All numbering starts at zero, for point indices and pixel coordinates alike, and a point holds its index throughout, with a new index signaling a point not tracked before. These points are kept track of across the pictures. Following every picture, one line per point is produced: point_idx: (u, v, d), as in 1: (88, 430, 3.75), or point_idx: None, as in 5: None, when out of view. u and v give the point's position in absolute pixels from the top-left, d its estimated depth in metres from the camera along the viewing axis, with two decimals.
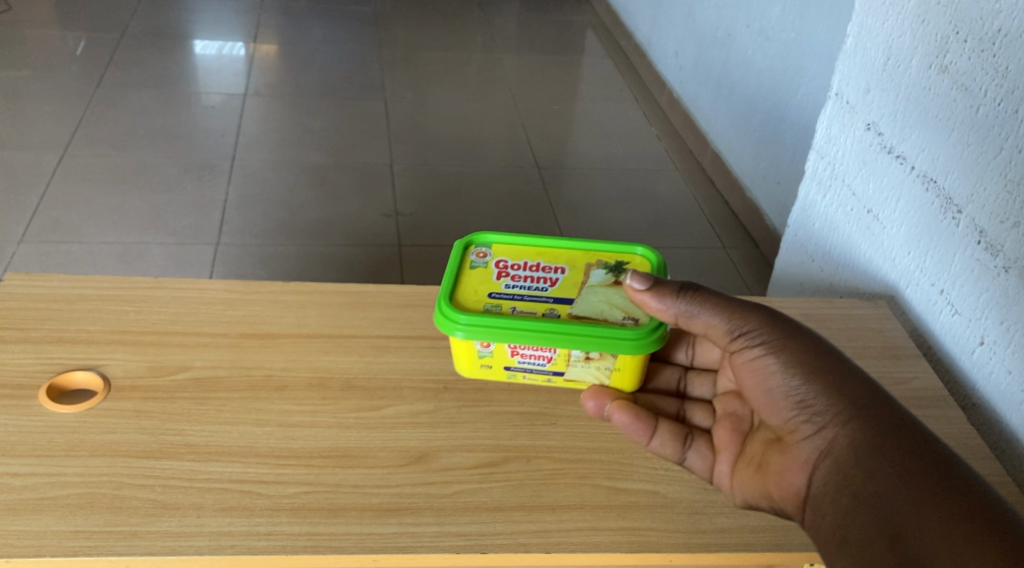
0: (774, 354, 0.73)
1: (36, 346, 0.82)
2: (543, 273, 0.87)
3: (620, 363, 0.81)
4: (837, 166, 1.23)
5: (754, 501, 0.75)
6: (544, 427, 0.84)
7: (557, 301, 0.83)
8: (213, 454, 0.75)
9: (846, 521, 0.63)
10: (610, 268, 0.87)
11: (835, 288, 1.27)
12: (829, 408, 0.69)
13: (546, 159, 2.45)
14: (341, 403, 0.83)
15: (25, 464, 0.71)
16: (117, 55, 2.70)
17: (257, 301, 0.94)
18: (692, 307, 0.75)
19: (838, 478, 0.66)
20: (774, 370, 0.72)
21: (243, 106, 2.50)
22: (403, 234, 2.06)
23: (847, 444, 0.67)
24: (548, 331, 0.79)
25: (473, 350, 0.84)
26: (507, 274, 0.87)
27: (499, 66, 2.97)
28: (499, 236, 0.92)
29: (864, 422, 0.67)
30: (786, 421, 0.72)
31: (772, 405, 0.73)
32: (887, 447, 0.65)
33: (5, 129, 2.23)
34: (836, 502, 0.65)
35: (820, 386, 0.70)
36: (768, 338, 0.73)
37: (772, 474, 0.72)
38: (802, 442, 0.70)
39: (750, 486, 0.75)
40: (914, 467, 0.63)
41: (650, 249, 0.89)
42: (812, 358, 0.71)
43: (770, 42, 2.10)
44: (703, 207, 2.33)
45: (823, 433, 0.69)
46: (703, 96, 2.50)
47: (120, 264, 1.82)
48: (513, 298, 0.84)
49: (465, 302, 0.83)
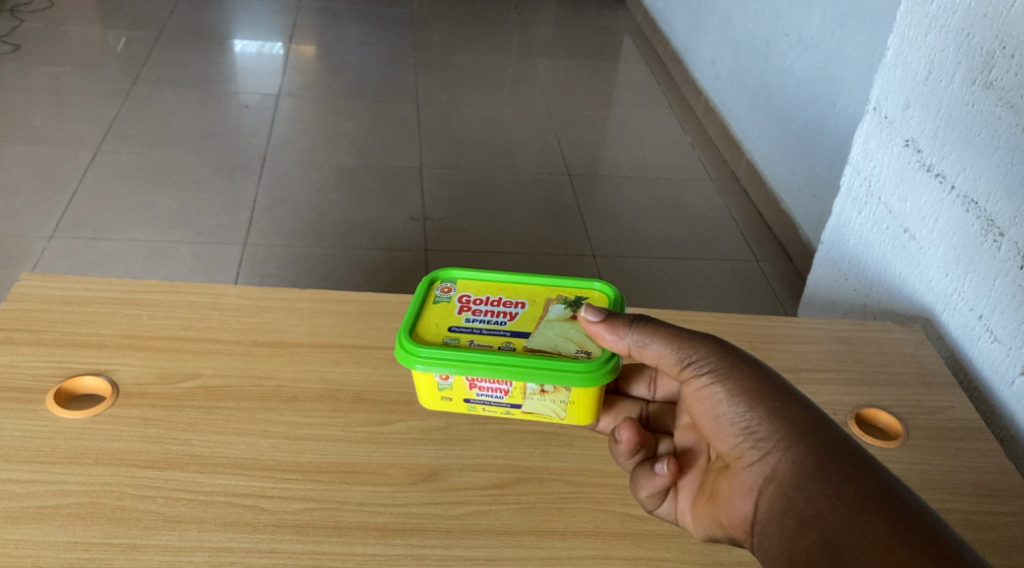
0: (721, 381, 0.68)
1: (47, 349, 0.81)
2: (502, 307, 0.81)
3: (575, 397, 0.75)
4: (874, 182, 1.19)
5: (710, 532, 0.70)
6: (558, 448, 0.82)
7: (514, 334, 0.77)
8: (218, 466, 0.74)
9: (791, 544, 0.60)
10: (569, 303, 0.81)
11: (868, 309, 1.22)
12: (773, 433, 0.65)
13: (577, 166, 2.42)
14: (350, 417, 0.81)
15: (27, 470, 0.70)
16: (154, 53, 2.73)
17: (270, 308, 0.92)
18: (642, 337, 0.71)
19: (781, 501, 0.62)
20: (721, 398, 0.68)
21: (277, 107, 2.50)
22: (431, 238, 2.04)
23: (789, 467, 0.63)
24: (501, 362, 0.73)
25: (432, 382, 0.78)
26: (467, 309, 0.80)
27: (533, 71, 2.95)
28: (463, 272, 0.86)
29: (806, 445, 0.63)
30: (731, 447, 0.68)
31: (717, 432, 0.69)
32: (825, 468, 0.61)
33: (42, 125, 2.26)
34: (783, 524, 0.61)
35: (764, 411, 0.66)
36: (714, 364, 0.69)
37: (718, 500, 0.68)
38: (747, 468, 0.66)
39: (705, 517, 0.70)
40: (857, 490, 0.59)
41: (609, 284, 0.83)
42: (756, 384, 0.67)
43: (809, 52, 2.05)
44: (736, 218, 2.29)
45: (767, 459, 0.65)
46: (740, 105, 2.45)
47: (148, 263, 1.83)
48: (471, 332, 0.77)
49: (422, 334, 0.77)
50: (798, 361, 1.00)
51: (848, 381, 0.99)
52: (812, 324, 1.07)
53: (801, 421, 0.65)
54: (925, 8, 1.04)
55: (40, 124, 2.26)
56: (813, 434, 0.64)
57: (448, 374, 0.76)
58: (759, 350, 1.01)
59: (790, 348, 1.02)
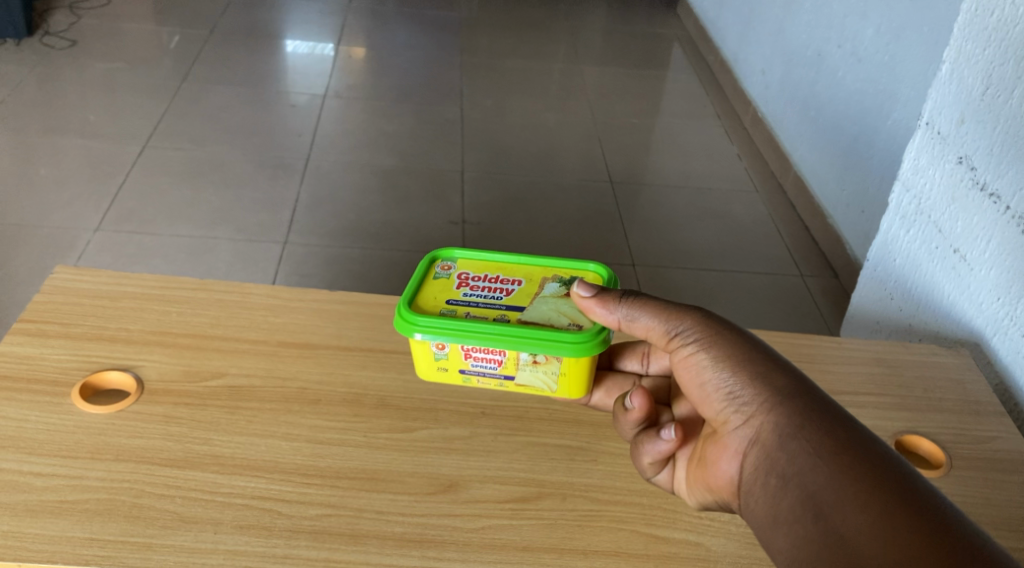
0: (706, 350, 0.69)
1: (75, 343, 0.81)
2: (499, 284, 0.82)
3: (566, 368, 0.76)
4: (924, 201, 1.14)
5: (703, 499, 0.71)
6: (583, 463, 0.80)
7: (508, 308, 0.78)
8: (239, 467, 0.73)
9: (776, 502, 0.61)
10: (564, 281, 0.82)
11: (913, 330, 1.18)
12: (756, 396, 0.65)
13: (620, 174, 2.39)
14: (372, 423, 0.80)
15: (49, 464, 0.70)
16: (206, 51, 2.77)
17: (298, 308, 0.92)
18: (632, 310, 0.72)
19: (764, 461, 0.63)
20: (707, 366, 0.68)
21: (323, 107, 2.52)
22: (468, 242, 2.03)
23: (771, 428, 0.63)
24: (497, 331, 0.74)
25: (429, 353, 0.78)
26: (465, 285, 0.82)
27: (580, 77, 2.93)
28: (463, 251, 0.86)
29: (788, 406, 0.63)
30: (716, 412, 0.68)
31: (704, 398, 0.69)
32: (806, 428, 0.62)
33: (94, 119, 2.31)
34: (766, 483, 0.62)
35: (748, 376, 0.66)
36: (701, 332, 0.69)
37: (708, 465, 0.69)
38: (733, 432, 0.66)
39: (696, 483, 0.70)
40: (839, 449, 0.59)
41: (603, 265, 0.83)
42: (741, 351, 0.68)
43: (862, 65, 2.00)
44: (781, 231, 2.23)
45: (751, 423, 0.65)
46: (789, 117, 2.40)
47: (189, 259, 1.85)
48: (468, 305, 0.79)
49: (422, 307, 0.78)
50: (836, 383, 0.97)
51: (889, 406, 0.95)
52: (854, 344, 1.03)
53: (784, 384, 0.65)
54: (984, 21, 1.00)
55: (92, 118, 2.31)
56: (796, 396, 0.64)
57: (444, 344, 0.77)
58: None
59: (829, 369, 0.98)
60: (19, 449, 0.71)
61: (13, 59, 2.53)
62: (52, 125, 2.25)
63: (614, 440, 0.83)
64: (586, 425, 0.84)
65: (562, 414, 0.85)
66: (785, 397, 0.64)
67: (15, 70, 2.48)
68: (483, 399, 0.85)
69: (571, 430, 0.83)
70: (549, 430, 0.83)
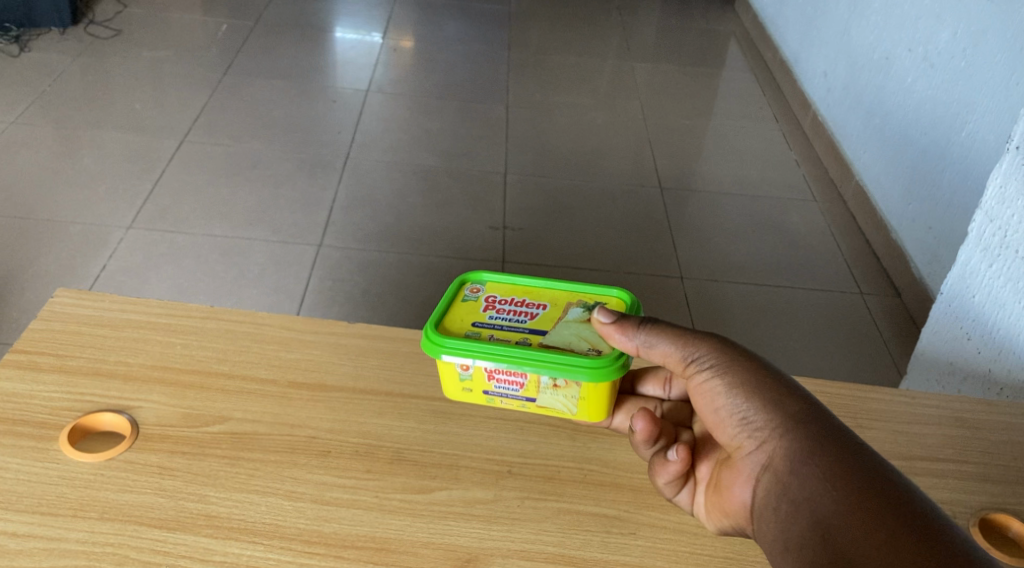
0: (722, 375, 0.67)
1: (69, 378, 0.75)
2: (524, 307, 0.78)
3: (586, 393, 0.73)
4: (1010, 234, 1.02)
5: (722, 525, 0.68)
6: (621, 537, 0.71)
7: (531, 332, 0.75)
8: (234, 531, 0.66)
9: (786, 527, 0.59)
10: (588, 306, 0.78)
11: (994, 377, 1.05)
12: (770, 422, 0.64)
13: (671, 180, 2.27)
14: (386, 481, 0.72)
15: (26, 521, 0.64)
16: (251, 41, 2.68)
17: (312, 343, 0.84)
18: (651, 338, 0.69)
19: (776, 487, 0.62)
20: (721, 392, 0.67)
21: (366, 103, 2.42)
22: (510, 250, 1.93)
23: (783, 454, 0.62)
24: (515, 353, 0.71)
25: (453, 373, 0.75)
26: (491, 307, 0.78)
27: (632, 76, 2.80)
28: (493, 275, 0.83)
29: (801, 431, 0.62)
30: (730, 438, 0.66)
31: (717, 424, 0.68)
32: (818, 452, 0.60)
33: (134, 108, 2.22)
34: (778, 508, 0.61)
35: (763, 402, 0.65)
36: (718, 358, 0.68)
37: (723, 490, 0.67)
38: (746, 458, 0.65)
39: (714, 508, 0.68)
40: (851, 475, 0.58)
41: (626, 290, 0.79)
42: (756, 377, 0.66)
43: (934, 71, 1.85)
44: (840, 244, 2.10)
45: (764, 448, 0.64)
46: (851, 123, 2.26)
47: (221, 260, 1.75)
48: (492, 327, 0.76)
49: (448, 328, 0.75)
50: (911, 447, 0.84)
51: (972, 476, 0.82)
52: (931, 399, 0.91)
53: (797, 410, 0.64)
54: None
55: (138, 107, 2.22)
56: (809, 422, 0.63)
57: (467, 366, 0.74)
58: (865, 429, 0.85)
59: (902, 429, 0.86)
60: None
61: (58, 49, 2.45)
62: (93, 116, 2.15)
63: (656, 510, 0.73)
64: (625, 490, 0.75)
65: (599, 476, 0.75)
66: (798, 423, 0.62)
67: (58, 59, 2.40)
68: (511, 456, 0.76)
69: (608, 495, 0.74)
70: (584, 496, 0.74)
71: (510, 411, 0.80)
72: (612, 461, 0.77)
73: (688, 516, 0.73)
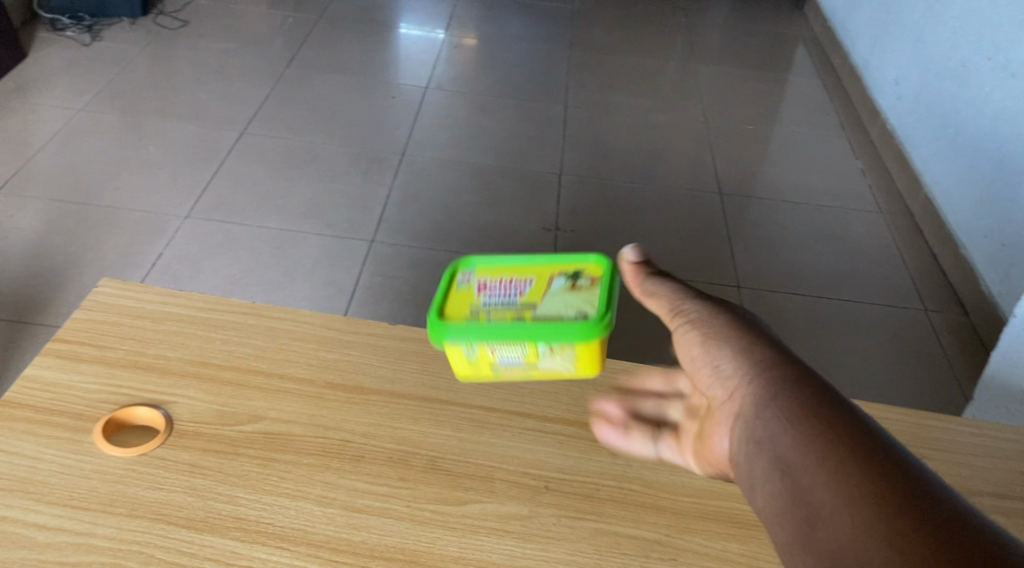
0: (698, 330, 0.67)
1: (108, 370, 0.75)
2: (513, 284, 0.73)
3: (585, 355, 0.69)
4: None
5: (709, 471, 0.68)
6: (659, 562, 0.68)
7: (526, 305, 0.71)
8: (263, 535, 0.65)
9: (752, 466, 0.59)
10: (570, 276, 0.74)
11: None
12: (739, 369, 0.63)
13: (730, 185, 2.20)
14: (419, 490, 0.70)
15: (56, 514, 0.64)
16: (315, 32, 2.67)
17: (351, 343, 0.82)
18: (653, 288, 0.72)
19: (743, 429, 0.61)
20: (697, 345, 0.67)
21: (424, 99, 2.39)
22: (562, 252, 1.89)
23: (749, 398, 0.61)
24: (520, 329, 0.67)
25: (461, 357, 0.71)
26: (484, 290, 0.73)
27: (695, 78, 2.74)
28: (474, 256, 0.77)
29: (768, 375, 0.61)
30: (706, 388, 0.66)
31: (695, 376, 0.67)
32: (781, 394, 0.59)
33: (197, 98, 2.23)
34: (744, 448, 0.60)
35: (734, 352, 0.64)
36: (698, 314, 0.68)
37: (705, 439, 0.67)
38: (719, 405, 0.64)
39: (700, 457, 0.68)
40: (813, 414, 0.57)
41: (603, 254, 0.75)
42: (730, 330, 0.66)
43: (1015, 80, 1.76)
44: (905, 258, 2.01)
45: (733, 395, 0.63)
46: (923, 133, 2.16)
47: (274, 254, 1.76)
48: (489, 308, 0.71)
49: (449, 314, 0.70)
50: (976, 482, 0.78)
51: None
52: (1002, 430, 0.84)
53: (767, 356, 0.63)
54: None
55: (201, 98, 2.23)
56: (777, 366, 0.62)
57: (474, 350, 0.70)
58: (926, 460, 0.79)
59: (966, 463, 0.80)
60: (29, 495, 0.65)
61: (127, 38, 2.45)
62: (157, 106, 2.17)
63: (697, 535, 0.70)
64: (666, 513, 0.71)
65: (639, 496, 0.72)
66: (765, 368, 0.62)
67: (127, 48, 2.40)
68: (549, 470, 0.73)
69: (648, 517, 0.71)
70: (623, 517, 0.70)
71: (549, 423, 0.77)
72: (653, 482, 0.74)
73: (732, 544, 0.70)
